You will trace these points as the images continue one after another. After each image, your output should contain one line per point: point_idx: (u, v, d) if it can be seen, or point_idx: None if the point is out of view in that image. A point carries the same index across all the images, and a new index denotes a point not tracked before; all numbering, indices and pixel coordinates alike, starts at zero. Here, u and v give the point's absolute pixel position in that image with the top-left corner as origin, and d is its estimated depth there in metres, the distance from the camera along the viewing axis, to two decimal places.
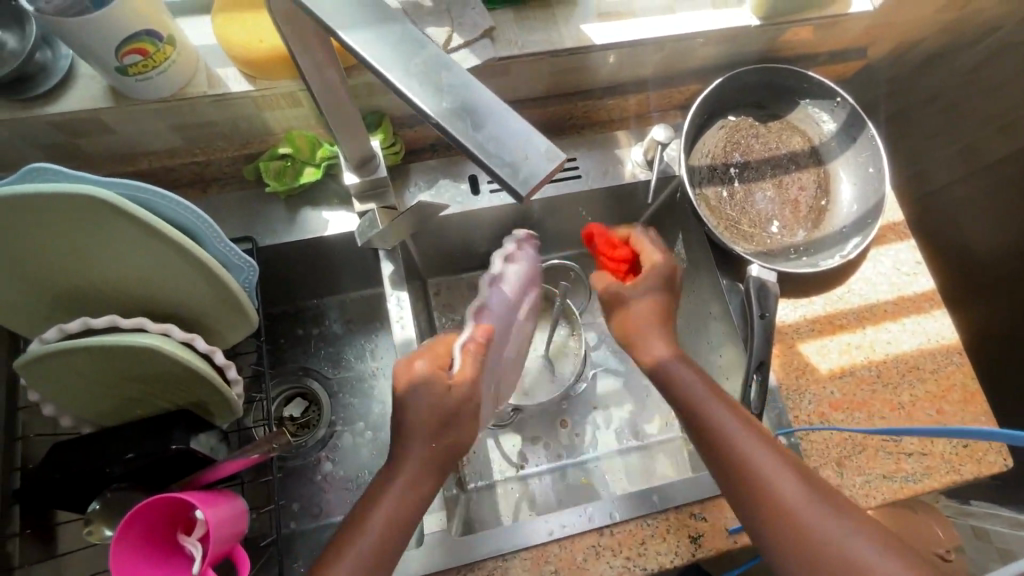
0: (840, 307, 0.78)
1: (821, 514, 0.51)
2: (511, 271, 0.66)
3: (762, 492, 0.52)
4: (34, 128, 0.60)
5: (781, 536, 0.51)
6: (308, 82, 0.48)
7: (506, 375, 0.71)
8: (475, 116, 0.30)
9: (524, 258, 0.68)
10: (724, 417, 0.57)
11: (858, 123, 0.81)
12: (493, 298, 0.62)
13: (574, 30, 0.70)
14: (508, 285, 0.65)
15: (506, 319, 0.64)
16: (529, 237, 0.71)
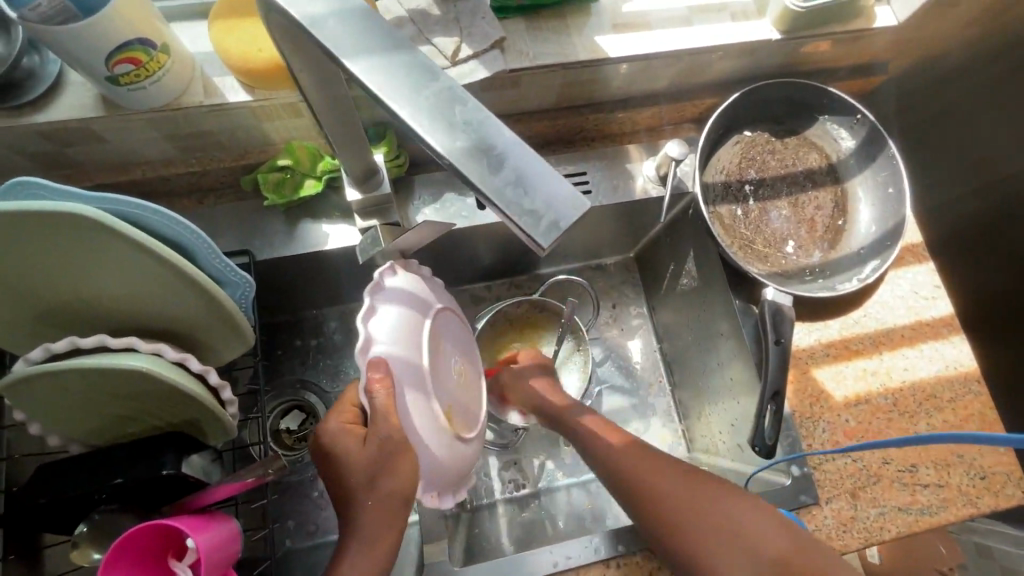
0: (856, 331, 0.76)
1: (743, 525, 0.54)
2: (399, 288, 0.58)
3: (688, 515, 0.56)
4: (20, 137, 0.57)
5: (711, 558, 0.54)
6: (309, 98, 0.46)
7: (461, 392, 0.62)
8: (492, 159, 0.28)
9: (409, 276, 0.60)
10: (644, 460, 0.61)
11: (879, 141, 0.78)
12: (382, 326, 0.55)
13: (588, 42, 0.67)
14: (395, 304, 0.57)
15: (407, 335, 0.56)
16: (406, 259, 0.62)
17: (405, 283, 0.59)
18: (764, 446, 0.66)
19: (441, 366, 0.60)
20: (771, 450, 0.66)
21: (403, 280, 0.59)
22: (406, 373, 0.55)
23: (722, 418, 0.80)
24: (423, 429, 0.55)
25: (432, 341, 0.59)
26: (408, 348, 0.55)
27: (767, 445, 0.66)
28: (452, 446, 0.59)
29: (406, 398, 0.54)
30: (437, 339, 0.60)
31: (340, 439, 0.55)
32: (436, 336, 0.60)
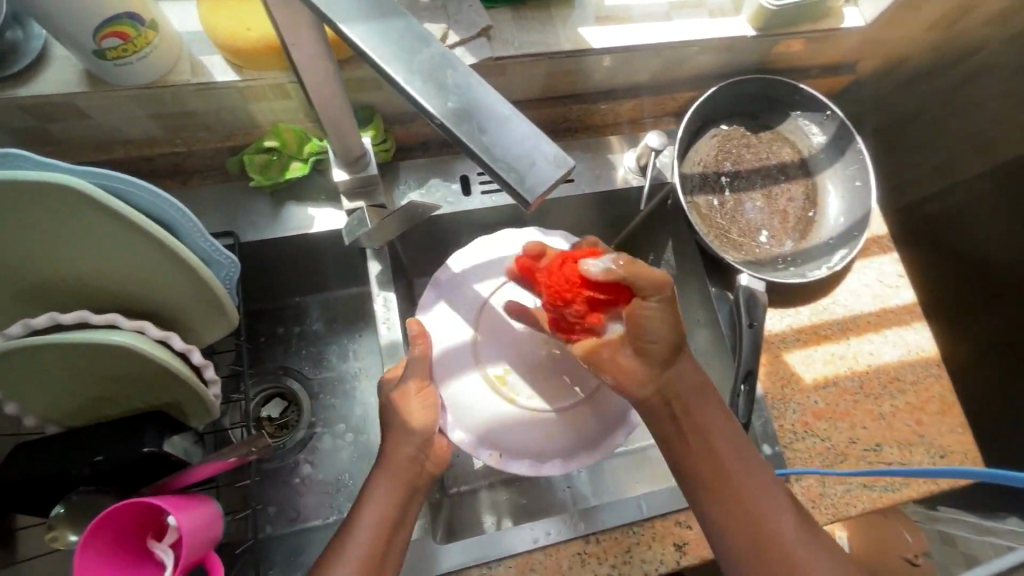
0: (825, 318, 0.79)
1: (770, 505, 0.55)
2: (456, 279, 0.70)
3: (721, 482, 0.56)
4: (2, 111, 0.57)
5: (719, 515, 0.55)
6: (300, 74, 0.47)
7: (525, 367, 0.67)
8: (480, 119, 0.29)
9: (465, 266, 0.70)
10: (712, 417, 0.58)
11: (847, 136, 0.82)
12: (431, 309, 0.68)
13: (572, 32, 0.69)
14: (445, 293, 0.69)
15: (454, 317, 0.68)
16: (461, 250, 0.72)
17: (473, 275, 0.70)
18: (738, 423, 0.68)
19: (496, 344, 0.67)
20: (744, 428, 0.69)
21: (475, 272, 0.70)
22: (451, 349, 0.67)
23: None
24: (465, 395, 0.65)
25: (482, 323, 0.68)
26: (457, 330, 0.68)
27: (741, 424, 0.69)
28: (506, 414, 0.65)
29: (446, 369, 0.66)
30: (490, 320, 0.68)
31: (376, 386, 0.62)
32: (490, 318, 0.68)
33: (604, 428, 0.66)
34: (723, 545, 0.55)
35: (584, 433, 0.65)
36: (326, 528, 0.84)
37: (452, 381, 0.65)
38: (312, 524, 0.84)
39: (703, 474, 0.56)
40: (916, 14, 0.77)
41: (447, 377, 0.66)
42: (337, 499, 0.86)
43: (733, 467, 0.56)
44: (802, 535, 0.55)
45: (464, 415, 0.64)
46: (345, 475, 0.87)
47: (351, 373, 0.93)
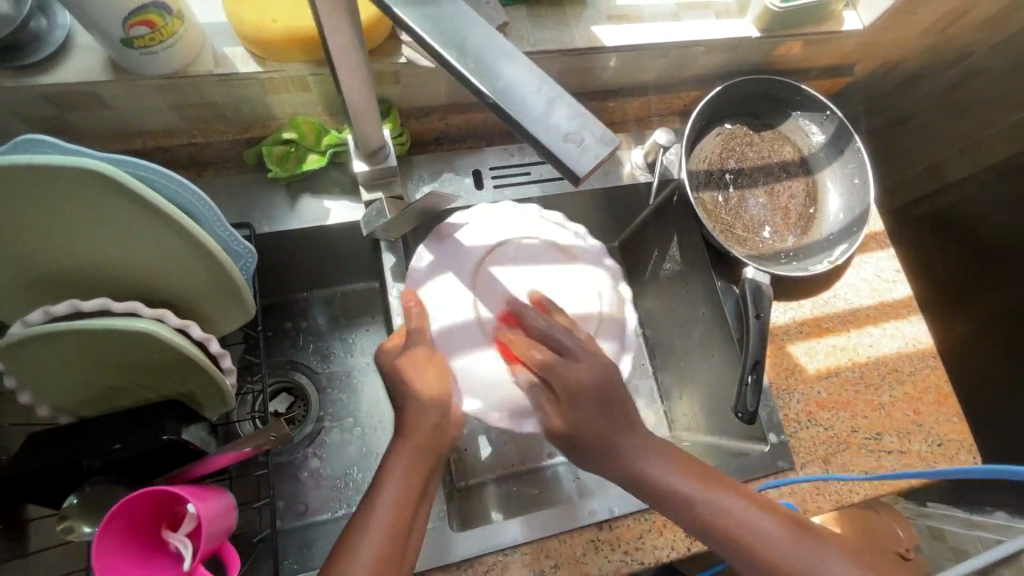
0: (826, 311, 0.82)
1: (765, 533, 0.53)
2: (470, 252, 0.71)
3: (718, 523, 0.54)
4: (24, 99, 0.57)
5: (737, 561, 0.54)
6: (331, 62, 0.48)
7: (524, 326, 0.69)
8: (531, 99, 0.30)
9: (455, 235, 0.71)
10: (658, 466, 0.57)
11: (846, 135, 0.85)
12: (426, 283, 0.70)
13: (585, 31, 0.71)
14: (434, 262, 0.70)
15: (450, 285, 0.69)
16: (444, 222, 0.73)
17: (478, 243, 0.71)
18: (746, 412, 0.69)
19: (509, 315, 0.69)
20: (752, 416, 0.70)
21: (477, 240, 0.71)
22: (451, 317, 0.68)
23: (704, 393, 0.84)
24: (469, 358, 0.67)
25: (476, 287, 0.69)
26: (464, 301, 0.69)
27: (749, 412, 0.70)
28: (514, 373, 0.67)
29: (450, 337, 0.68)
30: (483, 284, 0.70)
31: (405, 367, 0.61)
32: (483, 280, 0.70)
33: None
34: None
35: None
36: (334, 521, 0.84)
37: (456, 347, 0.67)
38: (321, 518, 0.84)
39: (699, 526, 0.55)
40: (912, 18, 0.80)
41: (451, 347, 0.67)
42: (346, 493, 0.86)
43: (711, 510, 0.55)
44: (813, 554, 0.52)
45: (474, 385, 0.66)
46: (353, 469, 0.87)
47: (358, 367, 0.94)
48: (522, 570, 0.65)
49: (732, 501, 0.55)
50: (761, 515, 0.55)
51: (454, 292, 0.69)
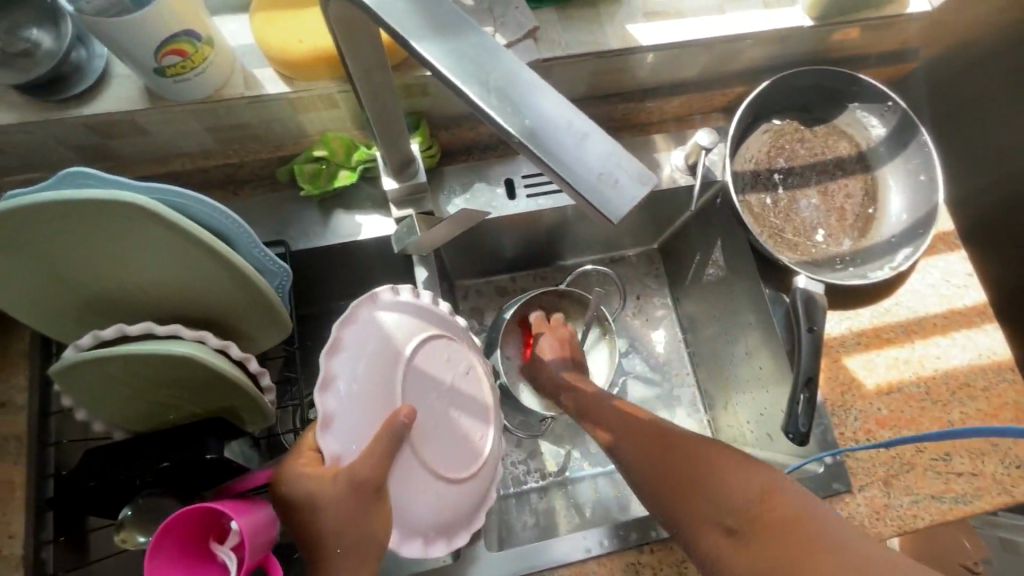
0: (887, 320, 0.76)
1: (717, 474, 0.52)
2: (361, 354, 0.52)
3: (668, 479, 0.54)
4: (68, 130, 0.59)
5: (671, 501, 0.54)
6: (354, 80, 0.46)
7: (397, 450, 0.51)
8: (559, 136, 0.28)
9: (416, 305, 0.57)
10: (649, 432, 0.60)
11: (910, 128, 0.77)
12: (341, 388, 0.50)
13: (620, 30, 0.67)
14: (354, 373, 0.51)
15: (370, 390, 0.51)
16: (373, 293, 0.55)
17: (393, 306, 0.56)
18: (797, 433, 0.64)
19: (422, 404, 0.54)
20: (805, 437, 0.65)
21: (396, 305, 0.56)
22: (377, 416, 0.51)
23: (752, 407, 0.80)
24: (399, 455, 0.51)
25: (429, 375, 0.56)
26: (383, 393, 0.52)
27: (801, 433, 0.65)
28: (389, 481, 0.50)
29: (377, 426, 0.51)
30: (419, 391, 0.55)
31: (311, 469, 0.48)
32: (424, 384, 0.55)
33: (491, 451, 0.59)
34: (705, 545, 0.50)
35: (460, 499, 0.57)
36: None
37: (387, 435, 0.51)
38: None
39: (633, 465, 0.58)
40: None
41: (344, 437, 0.49)
42: None
43: (671, 458, 0.56)
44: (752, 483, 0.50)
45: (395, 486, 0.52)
46: None
47: None
48: None
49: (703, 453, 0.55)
50: (722, 456, 0.53)
51: (378, 394, 0.51)
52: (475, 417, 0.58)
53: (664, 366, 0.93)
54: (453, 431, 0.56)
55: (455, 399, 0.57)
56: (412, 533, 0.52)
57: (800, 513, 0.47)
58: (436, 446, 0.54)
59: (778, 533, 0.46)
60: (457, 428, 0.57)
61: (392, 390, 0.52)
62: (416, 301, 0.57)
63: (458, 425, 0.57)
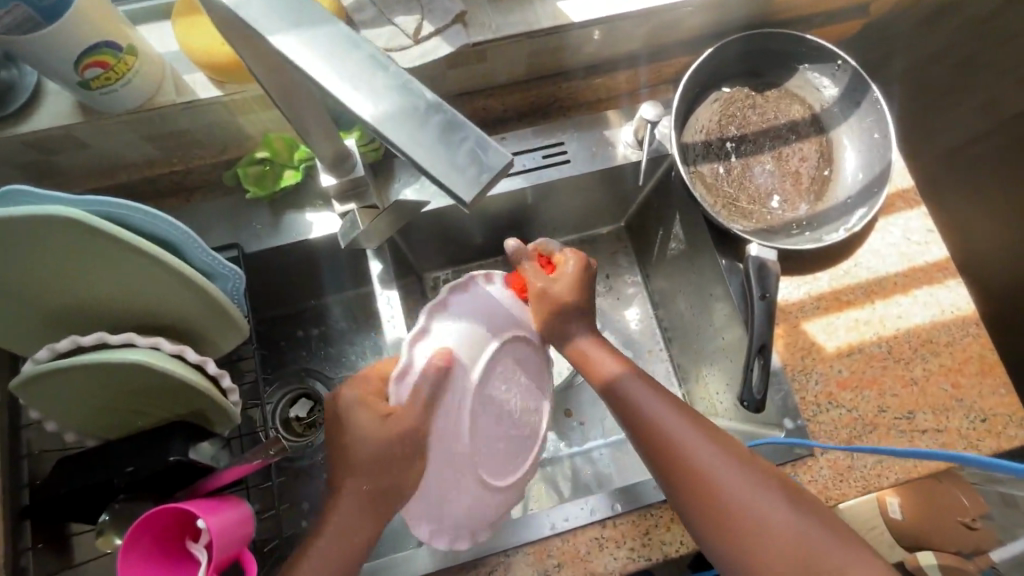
0: (846, 282, 0.75)
1: (777, 515, 0.49)
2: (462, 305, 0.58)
3: (699, 494, 0.51)
4: (6, 149, 0.60)
5: (710, 525, 0.51)
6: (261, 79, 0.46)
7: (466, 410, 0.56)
8: (416, 120, 0.29)
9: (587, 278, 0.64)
10: (655, 404, 0.55)
11: (861, 86, 0.76)
12: (447, 325, 0.57)
13: (551, 8, 0.66)
14: (455, 341, 0.56)
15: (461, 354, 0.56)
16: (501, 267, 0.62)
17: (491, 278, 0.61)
18: (752, 400, 0.64)
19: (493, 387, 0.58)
20: (761, 404, 0.65)
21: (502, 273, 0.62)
22: (463, 370, 0.56)
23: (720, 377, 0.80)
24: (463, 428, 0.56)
25: (520, 361, 0.61)
26: (471, 342, 0.57)
27: (756, 400, 0.65)
28: (441, 414, 0.55)
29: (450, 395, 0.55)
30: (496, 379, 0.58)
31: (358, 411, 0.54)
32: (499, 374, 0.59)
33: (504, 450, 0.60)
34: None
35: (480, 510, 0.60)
36: None
37: (451, 407, 0.56)
38: None
39: (678, 481, 0.52)
40: None
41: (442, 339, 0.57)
42: None
43: (719, 483, 0.51)
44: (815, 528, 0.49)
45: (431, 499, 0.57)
46: None
47: None
48: (525, 570, 0.65)
49: (725, 459, 0.52)
50: (770, 490, 0.51)
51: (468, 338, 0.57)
52: (535, 401, 0.63)
53: (637, 343, 0.94)
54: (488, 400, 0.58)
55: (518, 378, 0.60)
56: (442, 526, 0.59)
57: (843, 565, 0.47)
58: (483, 450, 0.58)
59: None
60: (513, 404, 0.60)
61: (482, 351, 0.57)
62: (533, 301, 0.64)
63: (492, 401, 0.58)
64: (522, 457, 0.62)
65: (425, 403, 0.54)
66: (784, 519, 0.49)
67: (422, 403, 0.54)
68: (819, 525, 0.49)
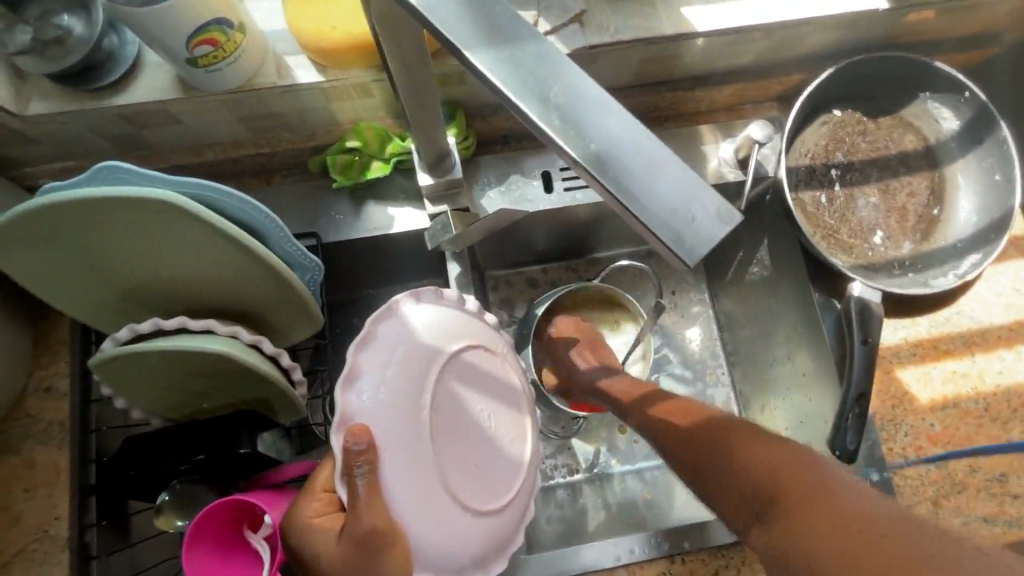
0: (946, 331, 0.71)
1: (741, 455, 0.51)
2: (380, 353, 0.49)
3: (681, 448, 0.56)
4: (101, 120, 0.58)
5: (705, 488, 0.53)
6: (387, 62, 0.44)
7: (424, 461, 0.48)
8: (625, 161, 0.27)
9: (440, 305, 0.54)
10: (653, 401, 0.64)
11: (988, 122, 0.70)
12: (363, 388, 0.48)
13: (674, 14, 0.62)
14: (370, 405, 0.47)
15: (396, 409, 0.48)
16: (417, 290, 0.53)
17: (399, 310, 0.52)
18: (845, 450, 0.61)
19: (455, 413, 0.51)
20: (852, 455, 0.62)
21: (422, 295, 0.53)
22: (392, 431, 0.47)
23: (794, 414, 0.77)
24: (433, 472, 0.48)
25: (476, 381, 0.53)
26: (399, 392, 0.48)
27: (849, 451, 0.62)
28: (390, 485, 0.47)
29: (388, 460, 0.47)
30: (452, 411, 0.50)
31: (318, 531, 0.50)
32: (457, 404, 0.51)
33: (500, 468, 0.53)
34: (754, 538, 0.48)
35: (497, 536, 0.52)
36: None
37: (400, 471, 0.47)
38: None
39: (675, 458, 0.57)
40: None
41: (371, 399, 0.48)
42: None
43: (697, 444, 0.55)
44: (781, 457, 0.49)
45: (437, 549, 0.49)
46: None
47: None
48: None
49: (703, 422, 0.57)
50: (743, 435, 0.53)
51: (398, 390, 0.48)
52: (510, 412, 0.54)
53: (698, 363, 0.89)
54: (465, 425, 0.51)
55: (484, 399, 0.53)
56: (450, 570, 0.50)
57: (815, 488, 0.46)
58: (471, 479, 0.51)
59: (794, 509, 0.45)
60: (482, 422, 0.52)
61: (421, 392, 0.49)
62: (461, 304, 0.55)
63: (467, 425, 0.51)
64: (514, 478, 0.53)
65: (369, 489, 0.45)
66: (750, 459, 0.51)
67: (364, 493, 0.45)
68: (776, 460, 0.49)
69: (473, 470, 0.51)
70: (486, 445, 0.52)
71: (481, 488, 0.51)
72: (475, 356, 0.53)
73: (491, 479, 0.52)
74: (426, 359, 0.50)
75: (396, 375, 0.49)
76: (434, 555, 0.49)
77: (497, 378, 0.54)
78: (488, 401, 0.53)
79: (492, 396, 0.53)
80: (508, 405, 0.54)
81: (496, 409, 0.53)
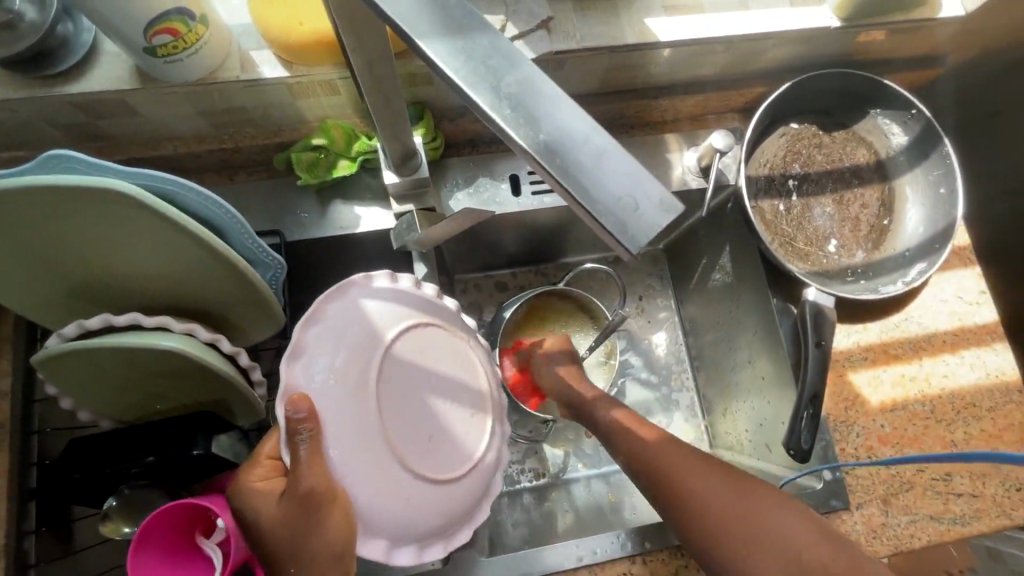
0: (895, 335, 0.74)
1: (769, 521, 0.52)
2: (328, 329, 0.49)
3: (687, 496, 0.55)
4: (54, 108, 0.57)
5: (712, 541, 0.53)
6: (351, 60, 0.43)
7: (371, 433, 0.47)
8: (573, 152, 0.28)
9: (395, 282, 0.53)
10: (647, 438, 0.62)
11: (933, 138, 0.74)
12: (310, 362, 0.48)
13: (638, 25, 0.64)
14: (314, 380, 0.47)
15: (342, 383, 0.47)
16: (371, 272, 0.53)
17: (349, 289, 0.51)
18: (799, 450, 0.63)
19: (409, 388, 0.49)
20: (806, 455, 0.64)
21: (374, 276, 0.53)
22: (337, 403, 0.47)
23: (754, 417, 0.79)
24: (382, 443, 0.47)
25: (431, 356, 0.51)
26: (346, 366, 0.48)
27: (803, 450, 0.64)
28: (335, 453, 0.46)
29: (332, 429, 0.46)
30: (405, 385, 0.49)
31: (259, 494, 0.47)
32: (410, 379, 0.50)
33: (457, 443, 0.51)
34: None
35: (455, 510, 0.51)
36: None
37: (345, 440, 0.46)
38: None
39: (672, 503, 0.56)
40: None
41: (317, 374, 0.47)
42: None
43: (713, 497, 0.54)
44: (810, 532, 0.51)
45: (389, 519, 0.48)
46: None
47: None
48: None
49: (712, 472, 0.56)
50: (767, 499, 0.54)
51: (345, 365, 0.48)
52: (469, 387, 0.53)
53: (663, 368, 0.90)
54: (420, 400, 0.50)
55: (442, 374, 0.51)
56: (405, 539, 0.49)
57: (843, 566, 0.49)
58: (426, 453, 0.49)
59: None
60: (438, 397, 0.51)
61: (370, 366, 0.48)
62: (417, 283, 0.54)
63: (423, 400, 0.50)
64: (472, 453, 0.52)
65: (312, 454, 0.44)
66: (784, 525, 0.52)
67: (305, 457, 0.44)
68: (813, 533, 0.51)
69: (427, 445, 0.49)
70: (445, 420, 0.51)
71: (438, 461, 0.50)
72: (429, 333, 0.52)
73: (448, 455, 0.50)
74: (376, 335, 0.50)
75: (342, 351, 0.48)
76: (386, 524, 0.48)
77: (455, 355, 0.53)
78: (445, 377, 0.52)
79: (449, 372, 0.52)
80: (469, 381, 0.53)
81: (456, 385, 0.52)
